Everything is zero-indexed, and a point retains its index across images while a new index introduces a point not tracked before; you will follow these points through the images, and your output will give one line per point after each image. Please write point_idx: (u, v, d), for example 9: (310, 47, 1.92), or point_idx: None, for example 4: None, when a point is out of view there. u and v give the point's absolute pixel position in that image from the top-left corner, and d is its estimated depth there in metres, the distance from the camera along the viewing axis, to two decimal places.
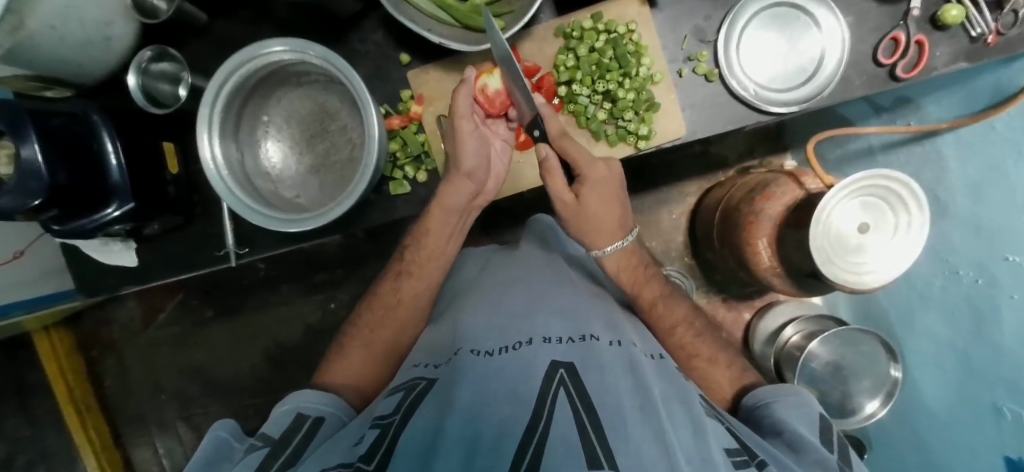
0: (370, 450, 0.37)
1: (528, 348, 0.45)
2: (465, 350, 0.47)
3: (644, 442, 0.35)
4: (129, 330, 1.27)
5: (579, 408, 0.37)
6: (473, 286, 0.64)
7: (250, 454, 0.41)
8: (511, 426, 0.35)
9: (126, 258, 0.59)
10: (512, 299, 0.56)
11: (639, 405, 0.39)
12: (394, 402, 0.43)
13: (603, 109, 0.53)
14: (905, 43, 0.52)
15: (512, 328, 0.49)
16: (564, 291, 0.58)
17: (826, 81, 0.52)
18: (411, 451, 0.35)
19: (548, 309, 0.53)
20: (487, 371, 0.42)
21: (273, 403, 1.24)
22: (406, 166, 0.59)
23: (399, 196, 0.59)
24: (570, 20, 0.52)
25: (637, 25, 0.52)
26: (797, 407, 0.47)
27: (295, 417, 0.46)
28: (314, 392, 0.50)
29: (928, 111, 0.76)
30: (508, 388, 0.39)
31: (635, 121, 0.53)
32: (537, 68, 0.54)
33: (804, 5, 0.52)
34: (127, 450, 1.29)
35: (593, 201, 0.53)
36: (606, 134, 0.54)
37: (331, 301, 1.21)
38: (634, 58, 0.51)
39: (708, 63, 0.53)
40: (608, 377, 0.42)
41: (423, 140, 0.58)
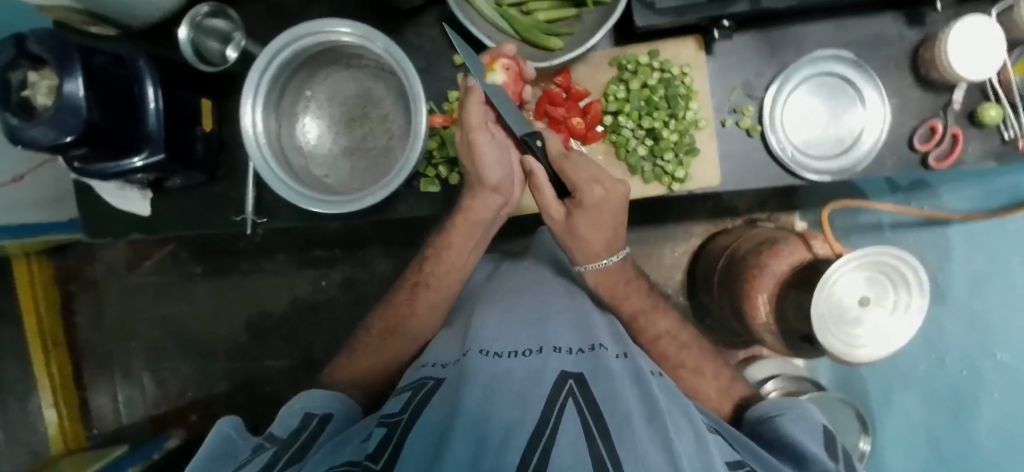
0: (378, 447, 0.38)
1: (539, 355, 0.46)
2: (473, 350, 0.47)
3: (649, 452, 0.36)
4: (113, 271, 1.25)
5: (586, 415, 0.38)
6: (480, 293, 0.64)
7: (256, 454, 0.41)
8: (520, 426, 0.35)
9: (139, 206, 0.58)
10: (520, 307, 0.56)
11: (646, 416, 0.40)
12: (403, 401, 0.44)
13: (644, 145, 0.53)
14: (941, 133, 0.54)
15: (520, 333, 0.50)
16: (572, 301, 0.58)
17: (862, 157, 0.53)
18: (419, 446, 0.36)
19: (557, 320, 0.53)
20: (495, 372, 0.43)
21: (245, 370, 1.22)
22: (439, 166, 0.59)
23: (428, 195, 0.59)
24: (627, 53, 0.53)
25: (691, 70, 0.53)
26: (800, 422, 0.47)
27: (303, 417, 0.47)
28: (319, 393, 0.51)
29: (943, 200, 0.78)
30: (515, 394, 0.39)
31: (674, 163, 0.52)
32: (586, 93, 0.53)
33: (854, 79, 0.54)
34: (86, 392, 1.26)
35: (584, 225, 0.50)
36: (642, 173, 0.53)
37: (324, 278, 1.20)
38: (683, 99, 0.51)
39: (752, 119, 0.53)
40: (617, 387, 0.42)
41: None
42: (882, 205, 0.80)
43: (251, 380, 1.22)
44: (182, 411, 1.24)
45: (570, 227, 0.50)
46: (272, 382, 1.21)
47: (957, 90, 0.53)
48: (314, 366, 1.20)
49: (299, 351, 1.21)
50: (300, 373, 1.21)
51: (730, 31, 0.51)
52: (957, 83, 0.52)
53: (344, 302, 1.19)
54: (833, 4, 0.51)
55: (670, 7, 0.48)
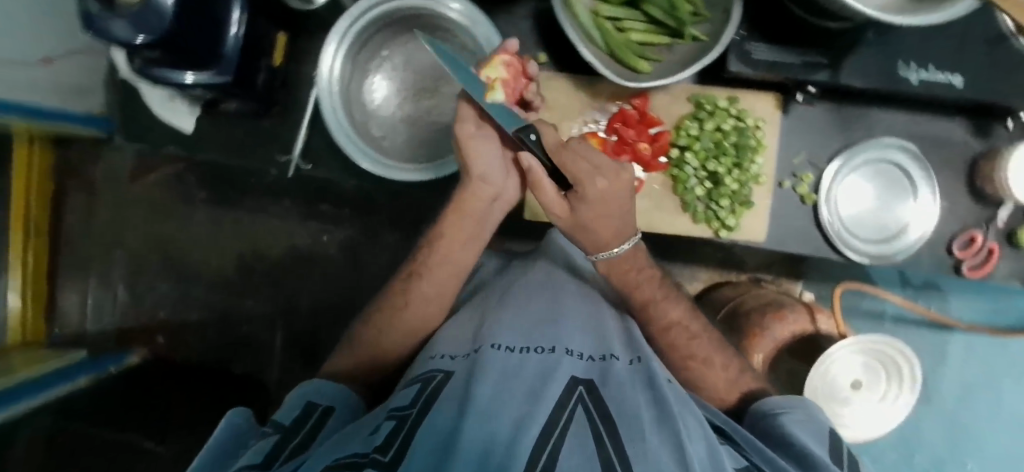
0: (385, 444, 0.35)
1: (550, 355, 0.46)
2: (486, 346, 0.47)
3: (657, 454, 0.36)
4: (113, 175, 1.21)
5: (594, 417, 0.38)
6: (496, 288, 0.63)
7: (259, 439, 0.40)
8: (527, 425, 0.36)
9: (184, 120, 0.60)
10: (535, 306, 0.56)
11: (656, 417, 0.40)
12: (412, 393, 0.43)
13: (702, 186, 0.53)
14: (980, 245, 0.55)
15: (533, 331, 0.50)
16: (585, 305, 0.58)
17: (902, 249, 0.54)
18: (429, 438, 0.35)
19: (569, 322, 0.53)
20: (509, 368, 0.43)
21: (224, 305, 1.20)
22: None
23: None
24: (708, 93, 0.53)
25: (765, 124, 0.53)
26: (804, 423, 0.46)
27: (304, 405, 0.46)
28: (319, 383, 0.50)
29: (949, 306, 0.84)
30: (529, 390, 0.40)
31: (728, 210, 0.52)
32: (658, 122, 0.54)
33: (912, 173, 0.55)
34: (57, 290, 1.22)
35: (590, 217, 0.48)
36: (693, 213, 0.54)
37: (326, 234, 1.17)
38: (752, 152, 0.52)
39: (808, 186, 0.54)
40: (627, 392, 0.43)
41: None
42: (893, 297, 0.81)
43: (228, 317, 1.19)
44: (150, 330, 1.21)
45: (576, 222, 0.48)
46: (250, 324, 1.19)
47: (1004, 208, 0.55)
48: (294, 318, 1.19)
49: (284, 299, 1.19)
50: (279, 321, 1.19)
51: (813, 96, 0.52)
52: (1005, 201, 0.54)
53: (341, 263, 1.17)
54: (915, 97, 0.52)
55: (762, 61, 0.49)
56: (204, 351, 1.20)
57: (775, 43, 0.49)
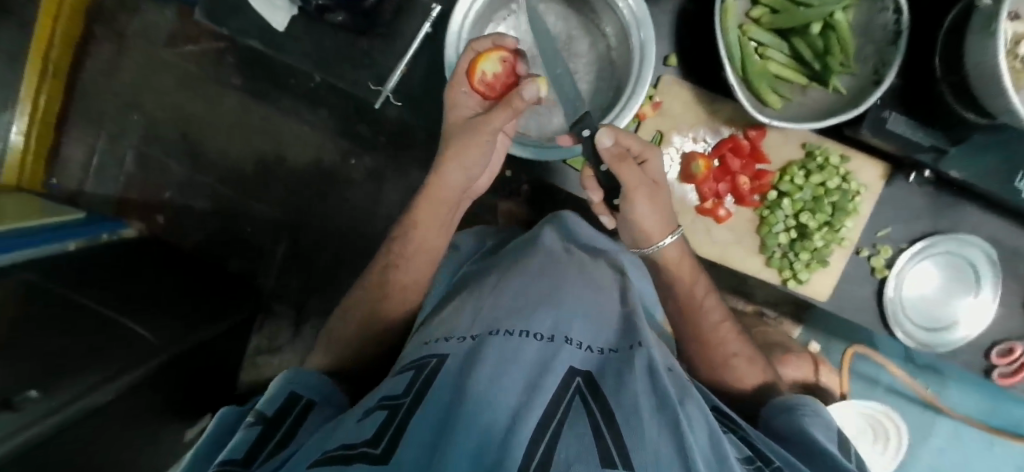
0: (376, 436, 0.33)
1: (550, 343, 0.44)
2: (485, 332, 0.45)
3: (659, 446, 0.35)
4: (147, 34, 1.13)
5: (593, 412, 0.37)
6: (511, 262, 0.62)
7: (244, 428, 0.41)
8: (523, 420, 0.34)
9: (279, 18, 0.56)
10: (536, 283, 0.54)
11: (656, 404, 0.39)
12: (406, 382, 0.41)
13: (787, 232, 0.57)
14: (1017, 356, 0.56)
15: (535, 314, 0.48)
16: (589, 289, 0.56)
17: (947, 344, 0.56)
18: (421, 431, 0.33)
19: (570, 305, 0.51)
20: (505, 355, 0.41)
21: (233, 200, 1.16)
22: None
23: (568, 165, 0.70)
24: (824, 146, 0.55)
25: (865, 191, 0.55)
26: (816, 419, 0.51)
27: (289, 396, 0.47)
28: (304, 373, 0.51)
29: (942, 389, 0.91)
30: (525, 382, 0.38)
31: (802, 263, 0.55)
32: (767, 161, 0.56)
33: (983, 273, 0.55)
34: (65, 139, 1.17)
35: (659, 189, 0.53)
36: (770, 254, 0.57)
37: (354, 157, 1.13)
38: (845, 215, 0.54)
39: (885, 260, 0.55)
40: (626, 382, 0.42)
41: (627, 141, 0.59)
42: (904, 372, 0.86)
43: (235, 213, 1.16)
44: (152, 207, 1.18)
45: (654, 194, 0.52)
46: (255, 226, 1.16)
47: None
48: (302, 233, 1.16)
49: (295, 210, 1.16)
50: (286, 232, 1.17)
51: (925, 181, 0.53)
52: None
53: (363, 191, 1.14)
54: (1016, 206, 0.52)
55: (894, 132, 0.48)
56: (202, 242, 1.18)
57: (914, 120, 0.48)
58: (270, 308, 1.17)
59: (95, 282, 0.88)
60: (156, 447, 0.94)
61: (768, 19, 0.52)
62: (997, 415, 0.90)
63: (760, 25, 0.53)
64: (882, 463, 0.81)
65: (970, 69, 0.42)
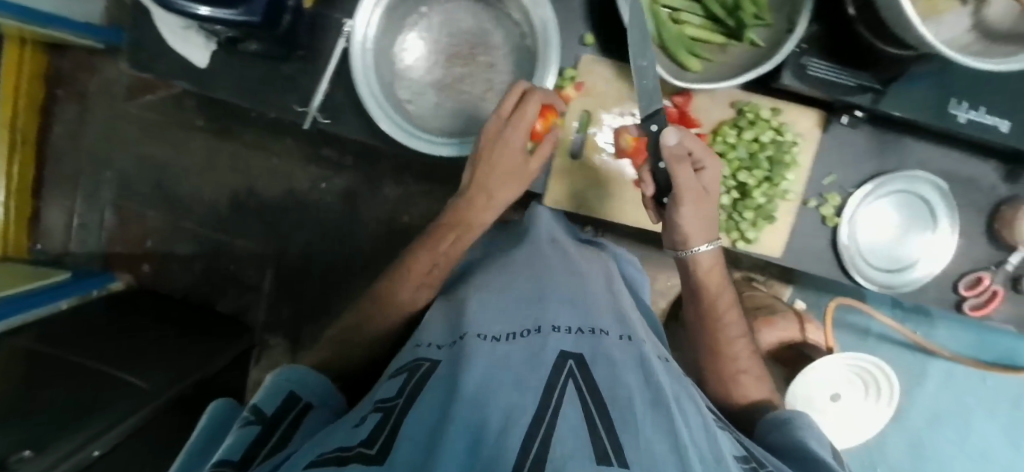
0: (371, 438, 0.35)
1: (537, 336, 0.44)
2: (472, 335, 0.45)
3: (653, 438, 0.34)
4: (108, 91, 1.15)
5: (586, 400, 0.37)
6: (498, 259, 0.62)
7: (241, 427, 0.43)
8: (517, 414, 0.34)
9: (199, 56, 0.57)
10: (525, 279, 0.54)
11: (650, 399, 0.39)
12: (398, 386, 0.43)
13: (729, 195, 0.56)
14: (985, 285, 0.56)
15: (517, 313, 0.48)
16: (577, 277, 0.55)
17: (910, 283, 0.56)
18: (413, 436, 0.34)
19: (557, 297, 0.50)
20: (496, 357, 0.41)
21: (213, 240, 1.17)
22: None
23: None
24: (752, 101, 0.54)
25: (802, 140, 0.54)
26: (810, 432, 0.53)
27: (286, 397, 0.49)
28: (304, 371, 0.53)
29: (936, 332, 0.87)
30: (513, 377, 0.38)
31: (748, 222, 0.55)
32: (699, 124, 0.55)
33: (936, 206, 0.55)
34: (42, 204, 1.19)
35: (708, 198, 0.53)
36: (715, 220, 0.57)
37: (324, 181, 1.13)
38: (785, 168, 0.53)
39: (834, 208, 0.55)
40: (619, 371, 0.41)
41: (558, 123, 0.66)
42: (886, 319, 0.85)
43: (217, 252, 1.17)
44: (135, 257, 1.18)
45: (702, 200, 0.52)
46: (238, 262, 1.17)
47: (1017, 253, 0.55)
48: (285, 262, 1.17)
49: (275, 241, 1.16)
50: (269, 264, 1.17)
51: (859, 121, 0.52)
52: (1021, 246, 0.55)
53: (338, 212, 1.14)
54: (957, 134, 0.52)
55: (817, 76, 0.49)
56: (189, 285, 1.18)
57: (836, 62, 0.48)
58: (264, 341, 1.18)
59: (98, 334, 0.92)
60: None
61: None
62: (1002, 353, 0.86)
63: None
64: (877, 412, 0.79)
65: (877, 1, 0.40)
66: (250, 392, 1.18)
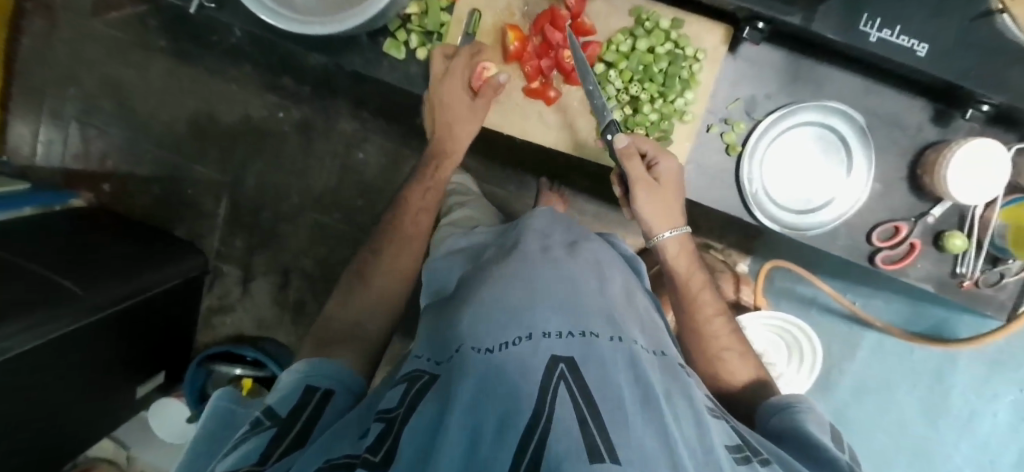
0: (376, 442, 0.37)
1: (527, 344, 0.42)
2: (467, 347, 0.44)
3: (645, 439, 0.35)
4: (74, 6, 1.13)
5: (580, 401, 0.37)
6: (500, 255, 0.60)
7: (254, 434, 0.40)
8: (513, 420, 0.35)
9: None
10: (515, 276, 0.51)
11: (639, 398, 0.39)
12: (400, 394, 0.44)
13: (623, 107, 0.60)
14: (902, 235, 0.60)
15: (507, 317, 0.46)
16: (570, 269, 0.53)
17: (816, 225, 0.59)
18: (412, 451, 0.35)
19: (550, 296, 0.48)
20: (488, 367, 0.40)
21: (175, 165, 1.18)
22: (412, 34, 0.62)
23: (388, 57, 0.63)
24: (653, 11, 0.58)
25: (704, 57, 0.58)
26: (813, 418, 0.50)
27: (305, 390, 0.47)
28: (320, 364, 0.51)
29: (875, 303, 0.94)
30: (506, 386, 0.38)
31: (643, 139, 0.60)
32: (590, 32, 0.59)
33: (841, 139, 0.59)
34: (9, 117, 1.19)
35: (665, 191, 0.58)
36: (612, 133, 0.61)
37: (283, 110, 1.13)
38: (680, 85, 0.58)
39: (737, 135, 0.60)
40: (611, 370, 0.41)
41: (443, 21, 0.61)
42: (825, 286, 0.90)
43: (178, 177, 1.18)
44: (98, 177, 1.20)
45: (655, 191, 0.58)
46: (197, 188, 1.18)
47: (938, 206, 0.59)
48: (242, 191, 1.18)
49: (234, 169, 1.17)
50: (226, 191, 1.18)
51: (760, 35, 0.54)
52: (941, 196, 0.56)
53: (295, 143, 1.15)
54: (870, 58, 0.54)
55: None
56: (148, 207, 1.20)
57: None
58: (219, 269, 1.21)
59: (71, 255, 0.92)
60: (111, 400, 0.99)
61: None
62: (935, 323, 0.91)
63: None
64: (801, 377, 0.83)
65: None
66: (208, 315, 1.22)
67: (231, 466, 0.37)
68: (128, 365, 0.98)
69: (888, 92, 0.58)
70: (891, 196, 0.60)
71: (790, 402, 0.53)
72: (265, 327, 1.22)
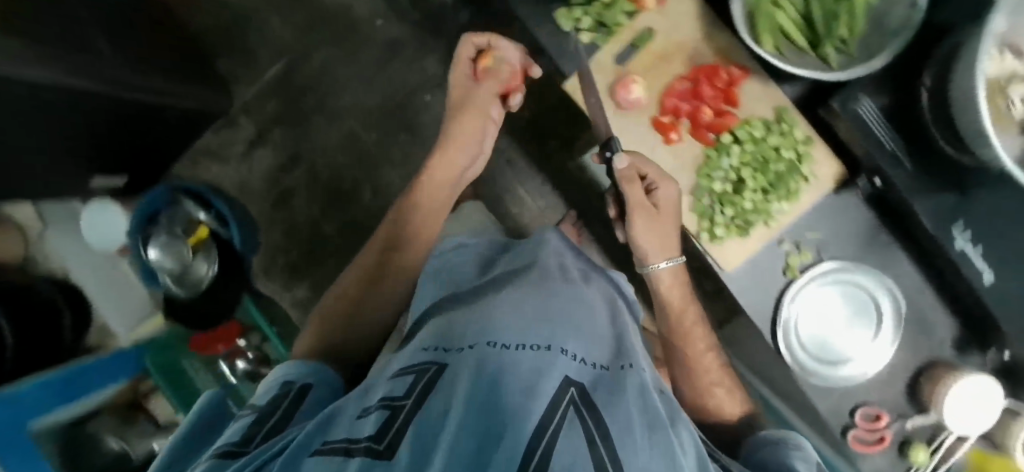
0: (380, 432, 0.40)
1: (547, 354, 0.47)
2: (482, 343, 0.49)
3: (648, 465, 0.37)
4: None
5: (586, 421, 0.39)
6: (540, 276, 0.67)
7: (241, 418, 0.50)
8: (528, 415, 0.36)
9: None
10: (532, 303, 0.58)
11: (648, 426, 0.43)
12: (407, 384, 0.49)
13: (724, 185, 0.64)
14: (880, 423, 0.62)
15: (531, 332, 0.51)
16: (582, 314, 0.60)
17: (820, 376, 0.62)
18: (423, 436, 0.38)
19: (564, 329, 0.54)
20: (506, 363, 0.44)
21: (254, 7, 1.16)
22: (588, 17, 0.64)
23: (556, 25, 0.65)
24: (795, 117, 0.61)
25: (815, 181, 0.61)
26: (801, 450, 0.52)
27: (283, 386, 0.57)
28: (291, 366, 0.62)
29: None
30: (525, 381, 0.41)
31: (727, 218, 0.63)
32: (735, 105, 0.63)
33: (881, 317, 0.61)
34: None
35: (660, 215, 0.62)
36: (703, 198, 0.64)
37: (381, 21, 1.13)
38: (784, 191, 0.61)
39: (799, 263, 0.63)
40: (615, 399, 0.44)
41: (620, 22, 0.64)
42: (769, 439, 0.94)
43: (250, 19, 1.16)
44: None
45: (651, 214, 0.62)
46: (263, 40, 1.16)
47: (919, 417, 0.62)
48: (302, 64, 1.16)
49: (306, 43, 1.16)
50: (289, 55, 1.17)
51: (869, 191, 0.60)
52: (931, 409, 0.59)
53: (375, 53, 1.15)
54: (934, 258, 0.59)
55: (863, 116, 0.53)
56: (206, 28, 1.17)
57: (886, 115, 0.53)
58: (238, 118, 1.19)
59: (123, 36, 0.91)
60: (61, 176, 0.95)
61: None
62: None
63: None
64: None
65: (952, 89, 0.46)
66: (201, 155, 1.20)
67: (222, 441, 0.46)
68: (93, 157, 0.95)
69: (930, 298, 0.63)
70: (887, 387, 0.64)
71: (777, 439, 0.55)
72: (245, 193, 1.20)
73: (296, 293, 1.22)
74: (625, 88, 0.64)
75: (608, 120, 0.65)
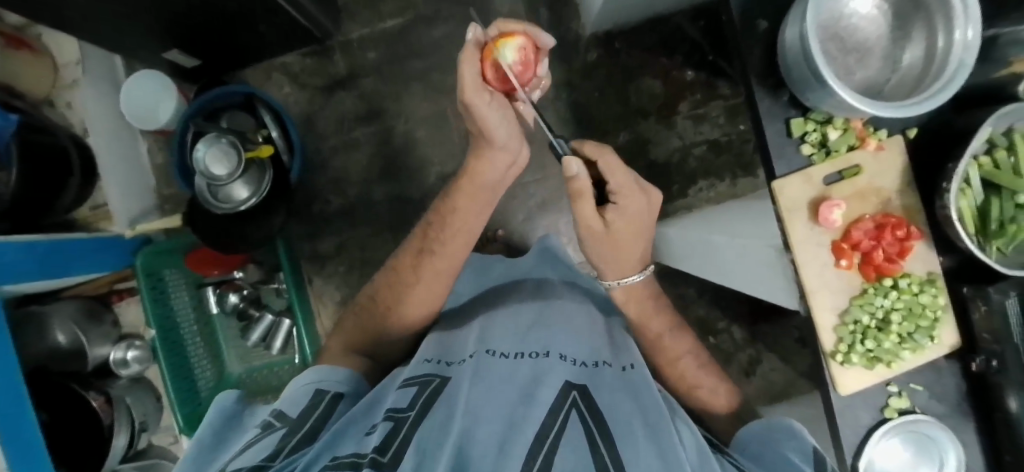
0: (384, 444, 0.42)
1: (545, 359, 0.55)
2: (483, 353, 0.58)
3: (645, 462, 0.42)
4: None
5: (589, 426, 0.45)
6: (543, 300, 0.76)
7: (272, 430, 0.49)
8: (526, 433, 0.42)
9: None
10: (523, 324, 0.67)
11: (645, 425, 0.47)
12: (411, 396, 0.51)
13: (868, 322, 0.55)
14: None
15: (531, 345, 0.60)
16: (589, 326, 0.70)
17: None
18: (421, 450, 0.41)
19: (562, 340, 0.61)
20: (505, 375, 0.52)
21: None
22: (817, 132, 0.55)
23: (785, 127, 0.56)
24: (941, 281, 0.56)
25: (940, 344, 0.56)
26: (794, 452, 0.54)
27: (318, 391, 0.59)
28: (323, 373, 0.63)
29: None
30: (526, 394, 0.48)
31: (863, 351, 0.55)
32: (906, 259, 0.55)
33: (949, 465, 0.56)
34: None
35: (619, 231, 0.67)
36: (846, 326, 0.55)
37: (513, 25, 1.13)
38: (919, 347, 0.55)
39: (901, 403, 0.57)
40: (612, 398, 0.50)
41: (840, 152, 0.56)
42: None
43: None
44: None
45: (609, 234, 0.67)
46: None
47: None
48: (421, 29, 1.14)
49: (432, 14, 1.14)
50: (410, 15, 1.14)
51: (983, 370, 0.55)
52: None
53: None
54: None
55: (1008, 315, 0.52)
56: None
57: None
58: (334, 54, 1.15)
59: None
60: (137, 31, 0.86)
61: (1004, 146, 0.52)
62: None
63: (991, 149, 0.53)
64: None
65: None
66: (283, 80, 1.15)
67: (253, 449, 0.45)
68: (174, 26, 0.86)
69: None
70: None
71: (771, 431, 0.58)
72: (308, 128, 1.16)
73: (317, 245, 1.16)
74: (824, 207, 0.54)
75: (790, 228, 0.56)
